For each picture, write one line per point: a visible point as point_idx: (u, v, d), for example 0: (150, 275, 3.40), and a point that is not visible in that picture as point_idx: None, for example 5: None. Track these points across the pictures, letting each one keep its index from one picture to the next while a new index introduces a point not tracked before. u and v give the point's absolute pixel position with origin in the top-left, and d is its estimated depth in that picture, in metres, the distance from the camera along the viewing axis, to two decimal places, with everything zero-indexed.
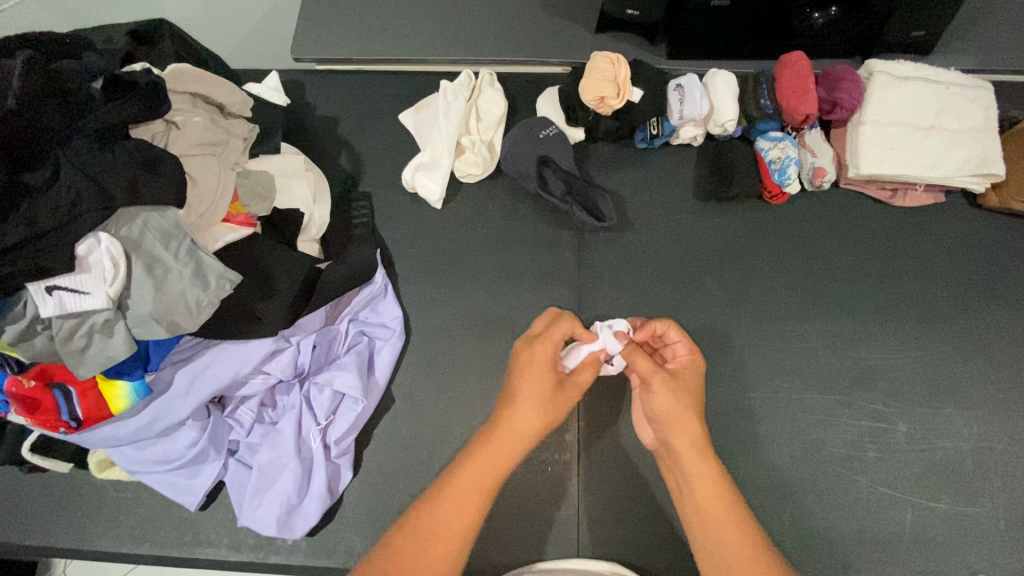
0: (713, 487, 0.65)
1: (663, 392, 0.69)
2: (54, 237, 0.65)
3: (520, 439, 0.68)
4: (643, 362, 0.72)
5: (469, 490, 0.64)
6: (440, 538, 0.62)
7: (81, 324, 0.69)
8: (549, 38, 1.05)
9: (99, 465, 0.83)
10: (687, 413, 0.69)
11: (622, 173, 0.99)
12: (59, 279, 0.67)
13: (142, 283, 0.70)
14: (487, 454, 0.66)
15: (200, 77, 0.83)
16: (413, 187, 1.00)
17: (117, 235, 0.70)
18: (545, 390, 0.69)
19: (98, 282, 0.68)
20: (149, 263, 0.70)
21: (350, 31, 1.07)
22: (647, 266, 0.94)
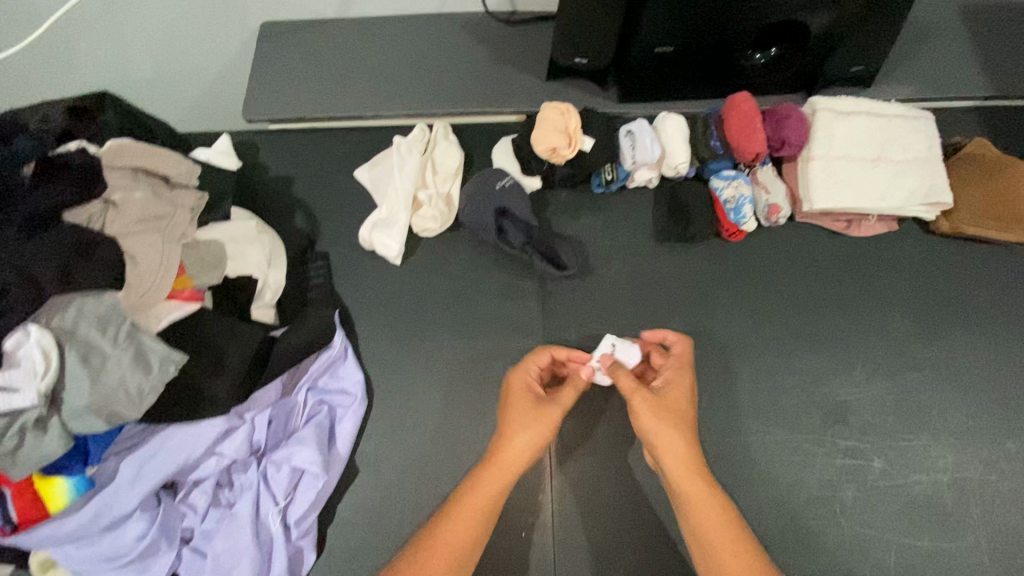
0: (723, 511, 0.70)
1: (650, 414, 0.75)
2: None
3: (512, 464, 0.75)
4: (623, 376, 0.79)
5: (468, 521, 0.72)
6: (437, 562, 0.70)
7: (9, 424, 0.64)
8: (501, 88, 1.06)
9: (40, 568, 0.77)
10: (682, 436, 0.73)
11: (580, 218, 0.98)
12: None
13: (77, 374, 0.66)
14: (484, 483, 0.74)
15: (141, 151, 0.80)
16: (370, 245, 0.98)
17: (49, 325, 0.66)
18: (529, 418, 0.78)
19: (28, 378, 0.64)
20: (85, 352, 0.67)
21: (302, 91, 1.07)
22: (612, 311, 0.93)
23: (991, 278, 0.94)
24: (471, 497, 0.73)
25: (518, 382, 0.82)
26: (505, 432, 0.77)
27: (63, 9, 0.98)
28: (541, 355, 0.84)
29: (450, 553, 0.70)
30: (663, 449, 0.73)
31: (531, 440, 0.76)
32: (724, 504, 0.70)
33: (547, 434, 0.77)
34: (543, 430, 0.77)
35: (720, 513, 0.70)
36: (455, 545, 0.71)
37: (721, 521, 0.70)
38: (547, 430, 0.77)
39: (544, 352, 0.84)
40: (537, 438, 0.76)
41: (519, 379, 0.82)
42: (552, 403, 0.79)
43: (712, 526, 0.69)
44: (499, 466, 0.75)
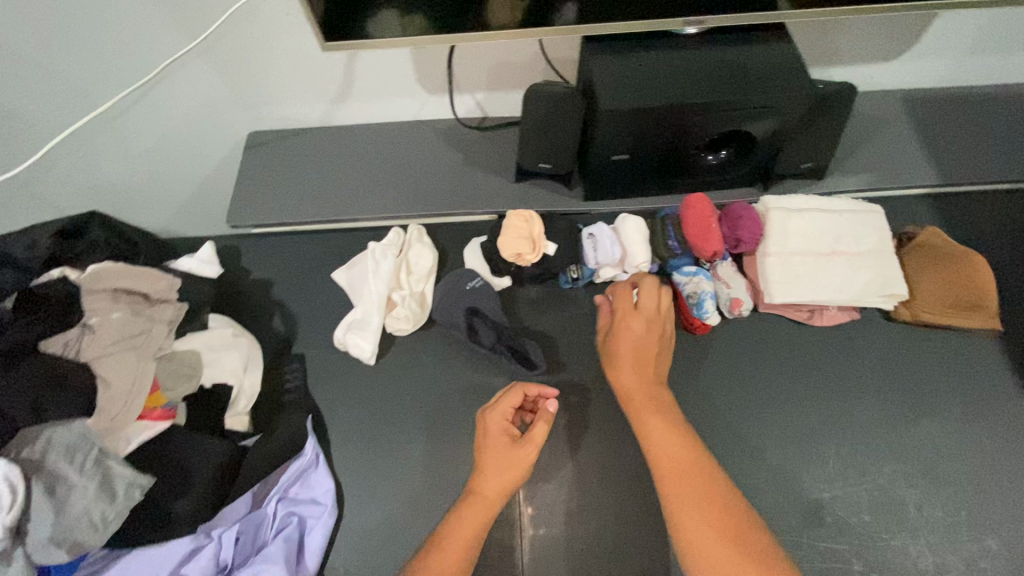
0: (680, 444, 0.76)
1: (632, 377, 0.83)
2: None
3: (492, 501, 0.79)
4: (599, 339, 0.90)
5: (461, 537, 0.77)
6: (437, 560, 0.75)
7: None
8: (471, 190, 1.12)
9: None
10: (632, 367, 0.83)
11: (549, 315, 1.01)
12: None
13: (41, 507, 0.66)
14: (467, 515, 0.78)
15: (122, 273, 0.85)
16: (344, 345, 1.00)
17: (17, 457, 0.68)
18: (503, 460, 0.81)
19: None
20: (50, 483, 0.68)
21: (283, 199, 1.13)
22: (582, 408, 0.94)
23: (955, 364, 0.95)
24: (472, 510, 0.79)
25: (494, 424, 0.83)
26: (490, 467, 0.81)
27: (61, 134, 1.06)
28: (513, 393, 0.84)
29: (451, 563, 0.75)
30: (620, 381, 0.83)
31: (505, 482, 0.80)
32: (676, 440, 0.76)
33: (520, 475, 0.81)
34: (523, 464, 0.80)
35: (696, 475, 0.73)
36: (451, 554, 0.75)
37: (691, 479, 0.72)
38: (521, 473, 0.81)
39: (512, 393, 0.85)
40: (512, 478, 0.80)
41: (495, 419, 0.84)
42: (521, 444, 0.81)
43: (667, 459, 0.75)
44: (476, 504, 0.79)
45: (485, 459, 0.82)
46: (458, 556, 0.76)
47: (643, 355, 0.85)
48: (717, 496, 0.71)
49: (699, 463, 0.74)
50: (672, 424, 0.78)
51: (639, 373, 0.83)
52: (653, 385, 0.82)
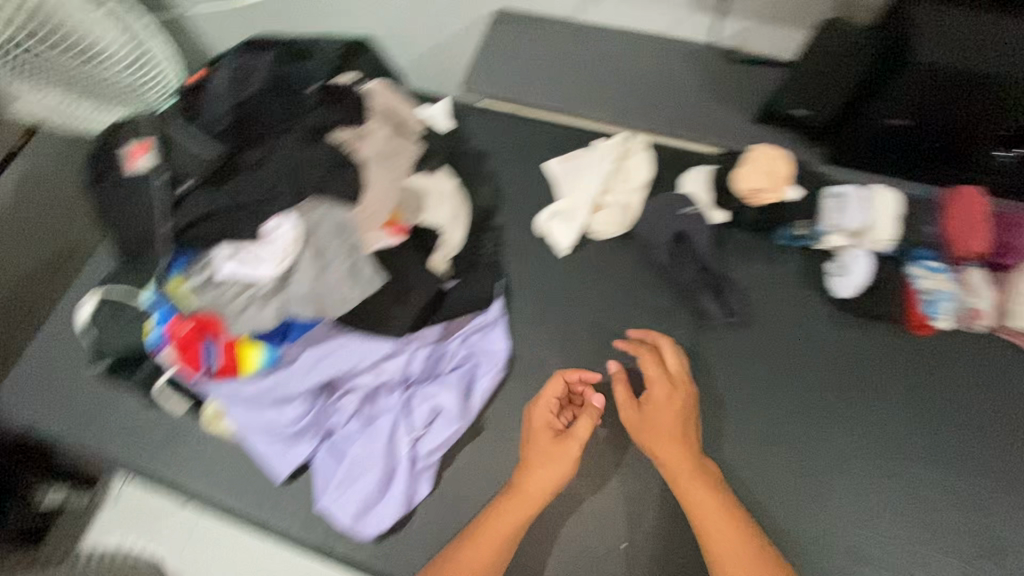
0: (722, 515, 0.76)
1: (658, 425, 0.82)
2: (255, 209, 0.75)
3: (535, 498, 0.79)
4: (658, 391, 0.84)
5: (492, 541, 0.77)
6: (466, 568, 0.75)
7: (249, 287, 0.77)
8: (706, 119, 1.08)
9: (212, 417, 0.91)
10: (677, 438, 0.81)
11: (755, 265, 0.96)
12: (244, 246, 0.77)
13: (308, 266, 0.77)
14: (503, 513, 0.78)
15: (394, 98, 0.93)
16: (543, 232, 1.03)
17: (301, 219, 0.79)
18: (548, 455, 0.80)
19: (274, 256, 0.77)
20: (318, 250, 0.78)
21: (519, 78, 1.16)
22: (764, 364, 0.91)
23: None
24: (495, 514, 0.79)
25: (537, 418, 0.83)
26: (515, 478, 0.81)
27: None
28: (551, 385, 0.85)
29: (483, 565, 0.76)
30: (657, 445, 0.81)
31: (552, 477, 0.79)
32: (720, 508, 0.77)
33: (567, 470, 0.79)
34: (560, 470, 0.79)
35: (721, 520, 0.76)
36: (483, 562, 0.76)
37: (731, 543, 0.74)
38: (567, 467, 0.79)
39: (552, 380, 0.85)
40: (556, 477, 0.79)
41: (540, 411, 0.84)
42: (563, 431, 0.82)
43: (709, 523, 0.76)
44: (519, 499, 0.79)
45: (530, 456, 0.81)
46: (490, 558, 0.76)
47: (673, 407, 0.83)
48: (737, 538, 0.75)
49: (741, 531, 0.75)
50: (711, 492, 0.78)
51: (690, 440, 0.81)
52: (699, 461, 0.80)
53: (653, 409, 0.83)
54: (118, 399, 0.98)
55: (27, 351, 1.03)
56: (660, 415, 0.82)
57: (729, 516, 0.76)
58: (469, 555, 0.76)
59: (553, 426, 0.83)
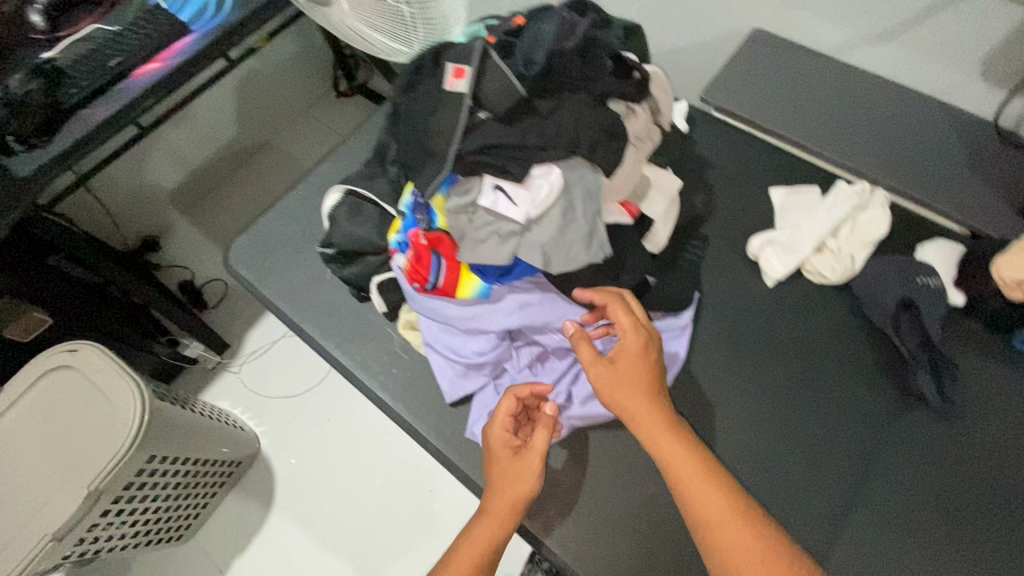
0: (677, 448, 0.71)
1: (606, 386, 0.76)
2: (530, 151, 0.82)
3: (507, 509, 0.77)
4: (585, 351, 0.78)
5: (476, 543, 0.76)
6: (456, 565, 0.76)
7: (495, 222, 0.82)
8: (960, 194, 1.00)
9: (406, 323, 0.99)
10: (638, 401, 0.74)
11: (978, 358, 0.90)
12: (506, 184, 0.82)
13: (553, 219, 0.82)
14: (480, 524, 0.77)
15: (663, 86, 0.95)
16: (755, 256, 1.02)
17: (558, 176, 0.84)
18: (508, 472, 0.80)
19: (529, 201, 0.81)
20: (566, 207, 0.82)
21: (763, 101, 1.14)
22: (964, 462, 0.84)
23: None
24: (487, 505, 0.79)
25: (495, 435, 0.82)
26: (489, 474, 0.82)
27: None
28: (504, 403, 0.82)
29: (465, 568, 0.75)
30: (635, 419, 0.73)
31: (517, 495, 0.78)
32: (673, 457, 0.70)
33: (530, 487, 0.78)
34: (531, 472, 0.79)
35: (714, 508, 0.67)
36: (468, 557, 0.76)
37: (731, 527, 0.66)
38: (532, 483, 0.78)
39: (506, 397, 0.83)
40: (521, 491, 0.78)
41: (496, 432, 0.82)
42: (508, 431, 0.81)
43: (695, 498, 0.68)
44: (491, 512, 0.78)
45: (495, 472, 0.80)
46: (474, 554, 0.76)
47: (625, 371, 0.75)
48: (733, 524, 0.66)
49: (745, 524, 0.66)
50: (709, 479, 0.69)
51: (636, 397, 0.74)
52: (639, 399, 0.74)
53: (621, 368, 0.76)
54: (325, 284, 1.08)
55: (258, 219, 1.16)
56: (627, 360, 0.76)
57: (697, 460, 0.70)
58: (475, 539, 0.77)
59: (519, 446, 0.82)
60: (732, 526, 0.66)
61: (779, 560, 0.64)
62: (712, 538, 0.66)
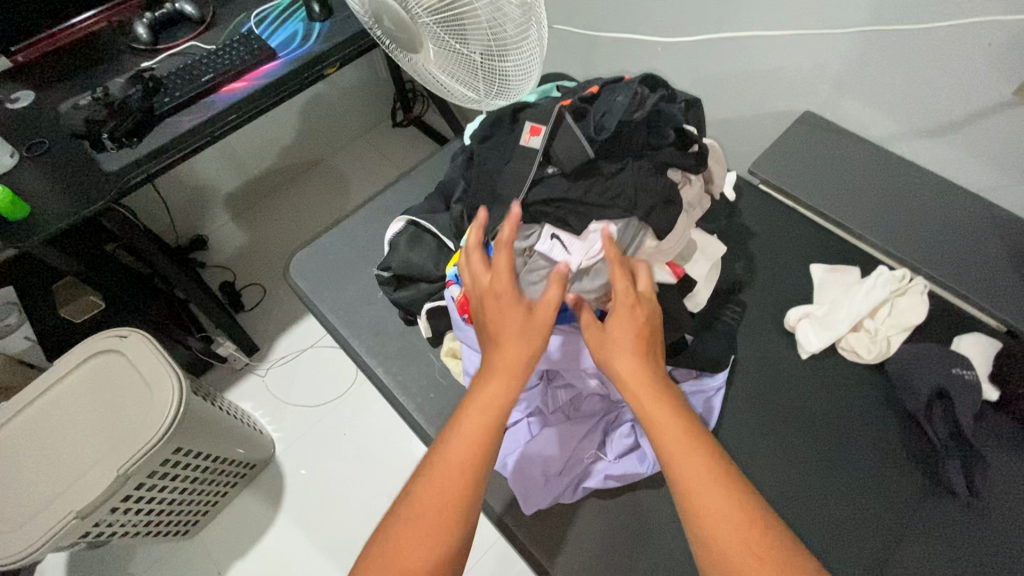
0: (661, 408, 0.66)
1: (611, 335, 0.71)
2: (590, 209, 0.89)
3: (501, 390, 0.67)
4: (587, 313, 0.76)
5: (470, 431, 0.65)
6: (441, 472, 0.63)
7: (548, 266, 0.88)
8: (1001, 291, 1.02)
9: (448, 351, 1.04)
10: (629, 352, 0.69)
11: (1013, 456, 0.90)
12: (563, 234, 0.89)
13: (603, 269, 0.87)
14: (469, 411, 0.66)
15: (718, 158, 1.00)
16: (791, 326, 1.05)
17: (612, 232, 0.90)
18: (506, 342, 0.70)
19: (582, 251, 0.87)
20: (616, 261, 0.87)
21: (810, 180, 1.19)
22: (995, 560, 0.83)
23: None
24: (461, 415, 0.66)
25: (500, 287, 0.72)
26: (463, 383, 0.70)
27: (698, 36, 1.28)
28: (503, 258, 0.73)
29: (446, 478, 0.62)
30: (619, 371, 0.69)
31: (513, 366, 0.68)
32: (659, 415, 0.66)
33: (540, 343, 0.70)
34: (517, 373, 0.68)
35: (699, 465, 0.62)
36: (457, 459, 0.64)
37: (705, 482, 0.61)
38: (534, 349, 0.70)
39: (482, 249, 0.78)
40: (524, 356, 0.69)
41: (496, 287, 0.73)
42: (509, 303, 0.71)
43: (673, 453, 0.63)
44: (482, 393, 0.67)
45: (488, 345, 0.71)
46: (463, 454, 0.64)
47: (627, 319, 0.71)
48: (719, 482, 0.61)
49: (723, 486, 0.61)
50: (689, 439, 0.64)
51: (630, 347, 0.70)
52: (631, 354, 0.69)
53: (624, 321, 0.72)
54: (375, 304, 1.14)
55: (320, 235, 1.24)
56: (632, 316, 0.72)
57: (684, 419, 0.65)
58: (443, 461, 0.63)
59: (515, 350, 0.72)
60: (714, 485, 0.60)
61: (757, 528, 0.58)
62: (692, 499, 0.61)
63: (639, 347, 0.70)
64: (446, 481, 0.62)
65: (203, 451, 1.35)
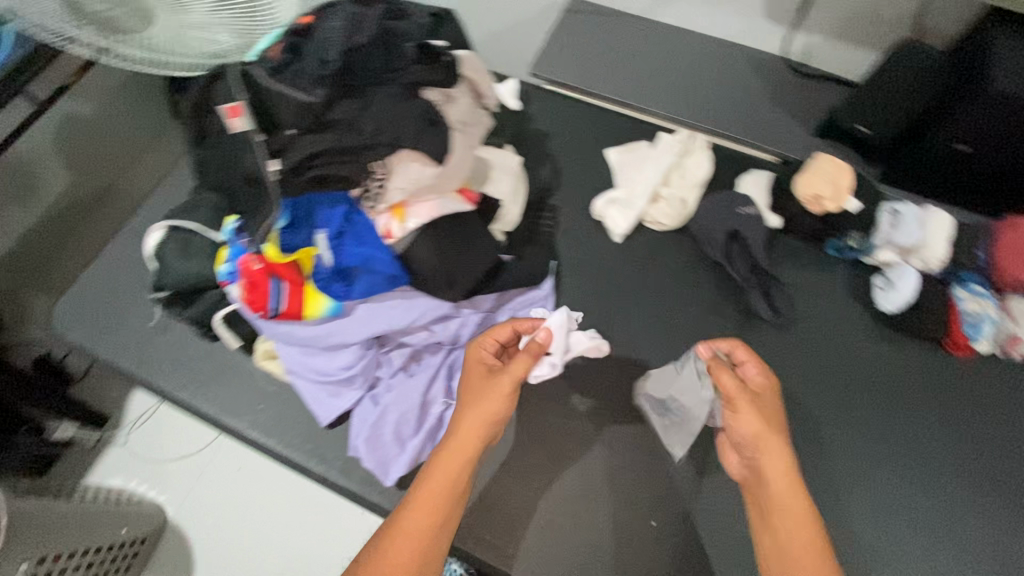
0: (789, 497, 0.70)
1: (745, 412, 0.73)
2: (353, 156, 0.77)
3: (467, 442, 0.74)
4: (728, 383, 0.75)
5: (444, 479, 0.72)
6: (421, 507, 0.71)
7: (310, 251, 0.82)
8: (766, 127, 1.10)
9: (264, 354, 0.93)
10: (772, 435, 0.72)
11: (802, 270, 0.99)
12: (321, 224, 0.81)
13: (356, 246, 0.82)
14: (438, 461, 0.73)
15: (478, 67, 0.95)
16: (600, 216, 1.07)
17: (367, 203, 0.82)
18: (479, 394, 0.77)
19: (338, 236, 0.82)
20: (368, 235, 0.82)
21: (587, 66, 1.18)
22: (804, 365, 0.94)
23: None
24: (428, 475, 0.73)
25: (474, 354, 0.82)
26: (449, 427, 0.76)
27: None
28: (518, 367, 0.76)
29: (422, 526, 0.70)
30: (762, 450, 0.72)
31: (482, 416, 0.75)
32: (789, 487, 0.70)
33: (504, 403, 0.76)
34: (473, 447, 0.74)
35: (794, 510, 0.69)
36: (434, 503, 0.71)
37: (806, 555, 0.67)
38: (501, 404, 0.76)
39: (501, 327, 0.84)
40: (488, 413, 0.75)
41: (474, 354, 0.82)
42: (504, 387, 0.76)
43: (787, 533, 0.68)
44: (455, 441, 0.74)
45: (466, 395, 0.78)
46: (441, 501, 0.72)
47: (769, 407, 0.75)
48: (807, 531, 0.68)
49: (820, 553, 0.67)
50: (798, 511, 0.69)
51: (770, 429, 0.73)
52: (781, 441, 0.72)
53: (756, 400, 0.75)
54: (170, 330, 0.99)
55: (79, 276, 1.04)
56: (768, 402, 0.76)
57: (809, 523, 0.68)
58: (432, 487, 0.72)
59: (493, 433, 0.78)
60: (797, 525, 0.68)
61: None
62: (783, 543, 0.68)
63: (774, 433, 0.73)
64: (425, 512, 0.71)
65: (85, 548, 1.01)
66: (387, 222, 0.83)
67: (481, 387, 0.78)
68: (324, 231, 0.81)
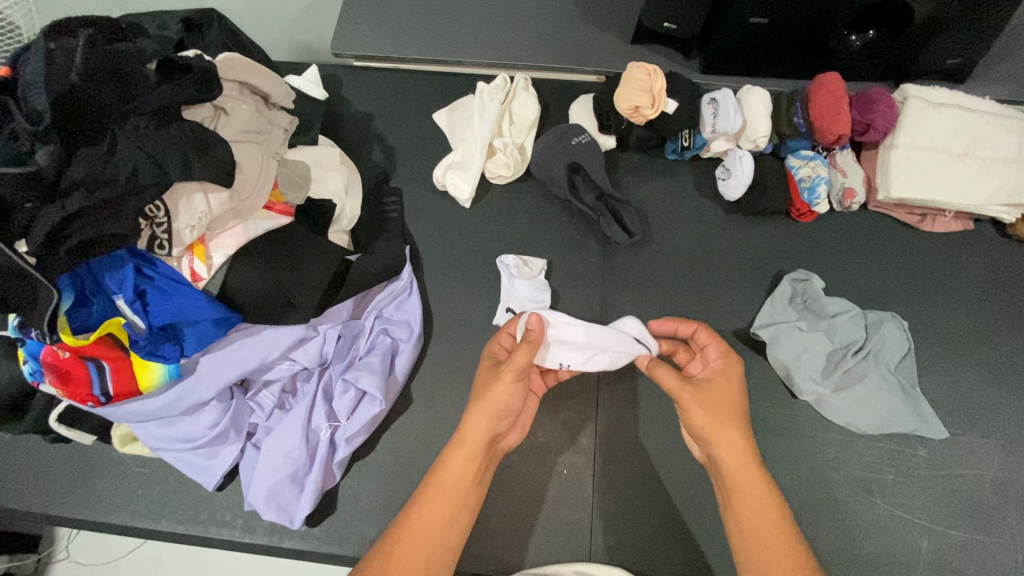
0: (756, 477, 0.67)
1: (695, 405, 0.70)
2: (117, 206, 0.68)
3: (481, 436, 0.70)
4: (668, 379, 0.72)
5: (469, 457, 0.70)
6: (453, 468, 0.69)
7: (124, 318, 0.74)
8: (584, 47, 1.06)
9: (122, 440, 0.85)
10: (727, 424, 0.69)
11: (649, 184, 1.00)
12: (119, 291, 0.72)
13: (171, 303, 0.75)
14: (470, 435, 0.70)
15: (249, 67, 0.83)
16: (443, 186, 1.00)
17: (161, 253, 0.74)
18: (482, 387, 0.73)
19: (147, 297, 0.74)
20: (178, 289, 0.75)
21: (389, 30, 1.09)
22: (673, 275, 0.94)
23: None
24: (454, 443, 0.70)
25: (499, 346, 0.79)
26: (475, 404, 0.71)
27: None
28: (518, 355, 0.72)
29: (453, 494, 0.68)
30: (716, 442, 0.69)
31: (486, 412, 0.71)
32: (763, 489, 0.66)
33: (504, 413, 0.72)
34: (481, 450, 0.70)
35: (760, 503, 0.66)
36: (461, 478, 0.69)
37: (768, 529, 0.65)
38: (506, 401, 0.71)
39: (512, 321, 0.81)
40: (495, 412, 0.71)
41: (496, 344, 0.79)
42: (506, 378, 0.71)
43: (746, 505, 0.66)
44: (475, 431, 0.70)
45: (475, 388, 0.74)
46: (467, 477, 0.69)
47: (715, 396, 0.70)
48: (773, 517, 0.65)
49: (777, 522, 0.65)
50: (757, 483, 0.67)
51: (721, 415, 0.69)
52: (741, 430, 0.69)
53: (709, 395, 0.70)
54: (15, 446, 0.90)
55: None
56: (722, 390, 0.71)
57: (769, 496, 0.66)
58: (460, 453, 0.70)
59: (499, 433, 0.74)
60: (760, 505, 0.66)
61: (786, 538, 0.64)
62: (746, 526, 0.66)
63: (714, 414, 0.69)
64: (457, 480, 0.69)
65: None
66: (190, 264, 0.77)
67: (492, 378, 0.73)
68: (119, 296, 0.72)
